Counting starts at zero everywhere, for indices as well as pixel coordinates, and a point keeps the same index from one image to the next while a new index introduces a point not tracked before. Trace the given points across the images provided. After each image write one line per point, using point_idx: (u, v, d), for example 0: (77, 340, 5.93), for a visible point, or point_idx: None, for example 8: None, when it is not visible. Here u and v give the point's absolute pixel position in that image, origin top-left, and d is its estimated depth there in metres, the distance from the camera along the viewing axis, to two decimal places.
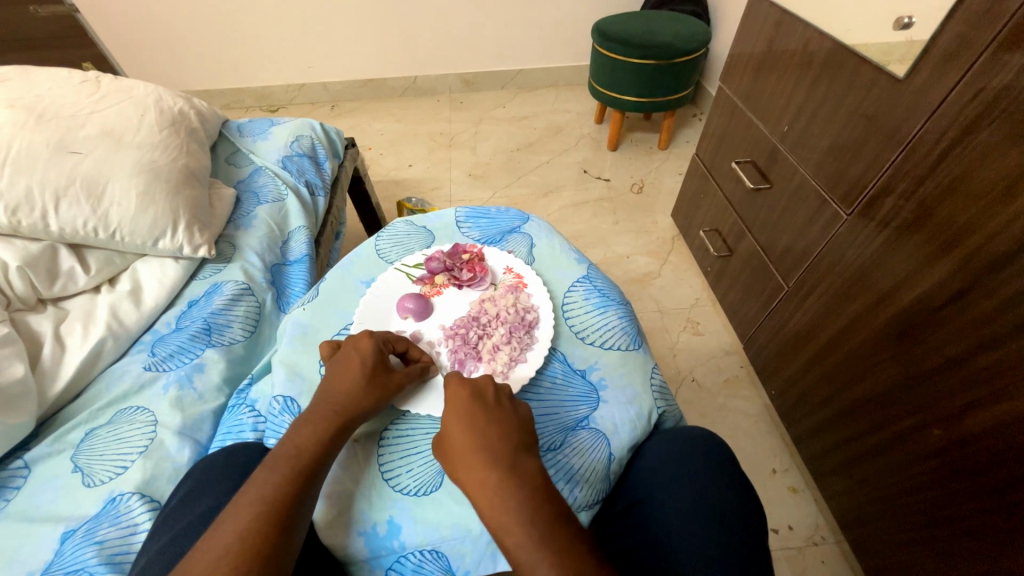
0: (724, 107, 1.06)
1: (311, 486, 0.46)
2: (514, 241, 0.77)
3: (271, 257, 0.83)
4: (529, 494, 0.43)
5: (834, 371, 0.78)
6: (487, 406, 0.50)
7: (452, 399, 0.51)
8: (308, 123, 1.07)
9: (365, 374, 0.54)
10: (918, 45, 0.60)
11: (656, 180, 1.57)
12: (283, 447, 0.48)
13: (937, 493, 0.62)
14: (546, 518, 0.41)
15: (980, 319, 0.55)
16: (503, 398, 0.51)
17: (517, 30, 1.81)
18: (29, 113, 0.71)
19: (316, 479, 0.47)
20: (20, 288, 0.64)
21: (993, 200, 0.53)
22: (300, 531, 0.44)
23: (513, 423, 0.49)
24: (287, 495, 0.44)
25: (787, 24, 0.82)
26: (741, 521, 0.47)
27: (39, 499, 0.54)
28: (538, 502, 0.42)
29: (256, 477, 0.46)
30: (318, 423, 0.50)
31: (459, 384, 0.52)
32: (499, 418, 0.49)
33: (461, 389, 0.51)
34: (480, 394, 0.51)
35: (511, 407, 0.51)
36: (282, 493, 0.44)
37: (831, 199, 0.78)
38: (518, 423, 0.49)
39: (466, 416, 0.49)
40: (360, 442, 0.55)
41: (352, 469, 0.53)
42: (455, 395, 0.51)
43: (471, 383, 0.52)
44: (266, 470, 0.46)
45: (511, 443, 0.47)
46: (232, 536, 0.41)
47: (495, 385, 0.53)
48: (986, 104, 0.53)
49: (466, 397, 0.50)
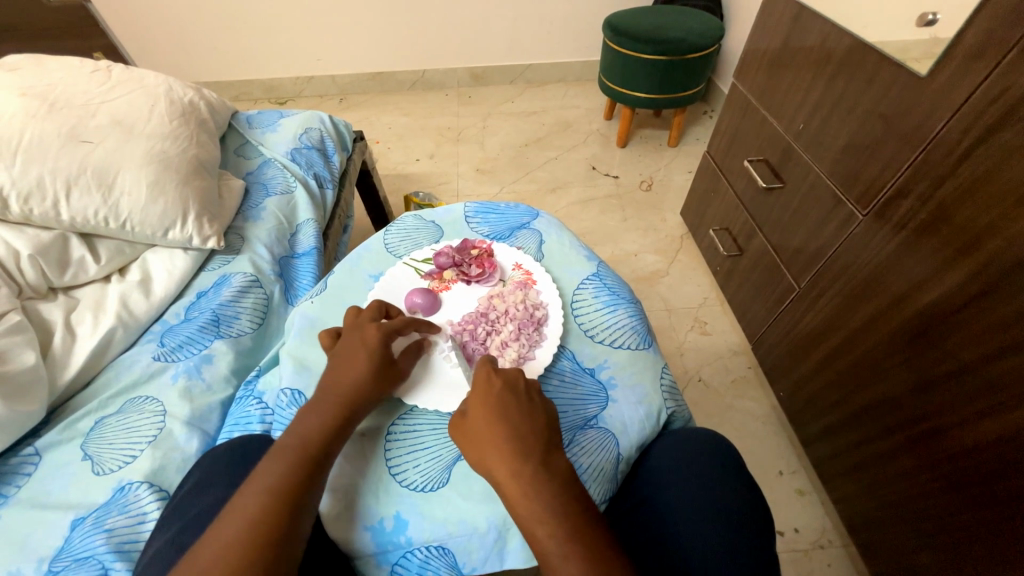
0: (737, 104, 1.05)
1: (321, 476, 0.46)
2: (524, 237, 0.77)
3: (279, 250, 0.83)
4: (545, 491, 0.43)
5: (845, 374, 0.77)
6: (518, 401, 0.49)
7: (482, 387, 0.50)
8: (317, 115, 1.07)
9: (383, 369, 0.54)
10: (942, 43, 0.59)
11: (666, 177, 1.56)
12: (291, 438, 0.48)
13: (950, 500, 0.61)
14: (561, 513, 0.42)
15: (997, 323, 0.54)
16: (533, 391, 0.50)
17: (528, 25, 1.79)
18: (42, 102, 0.71)
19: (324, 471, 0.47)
20: (31, 276, 0.64)
21: (1014, 203, 0.51)
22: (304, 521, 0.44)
23: (541, 417, 0.48)
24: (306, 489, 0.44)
25: (805, 20, 0.81)
26: (749, 523, 0.46)
27: (49, 486, 0.54)
28: (557, 499, 0.42)
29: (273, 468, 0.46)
30: (328, 416, 0.50)
31: (490, 372, 0.51)
32: (527, 410, 0.48)
33: (494, 378, 0.50)
34: (513, 386, 0.50)
35: (541, 401, 0.50)
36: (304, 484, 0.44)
37: (845, 198, 0.77)
38: (547, 417, 0.48)
39: (490, 404, 0.48)
40: (357, 438, 0.55)
41: (343, 463, 0.53)
42: (486, 384, 0.50)
43: (502, 372, 0.51)
44: (288, 460, 0.46)
45: (529, 439, 0.46)
46: (246, 528, 0.41)
47: (525, 376, 0.52)
48: (1010, 104, 0.52)
49: (499, 386, 0.50)
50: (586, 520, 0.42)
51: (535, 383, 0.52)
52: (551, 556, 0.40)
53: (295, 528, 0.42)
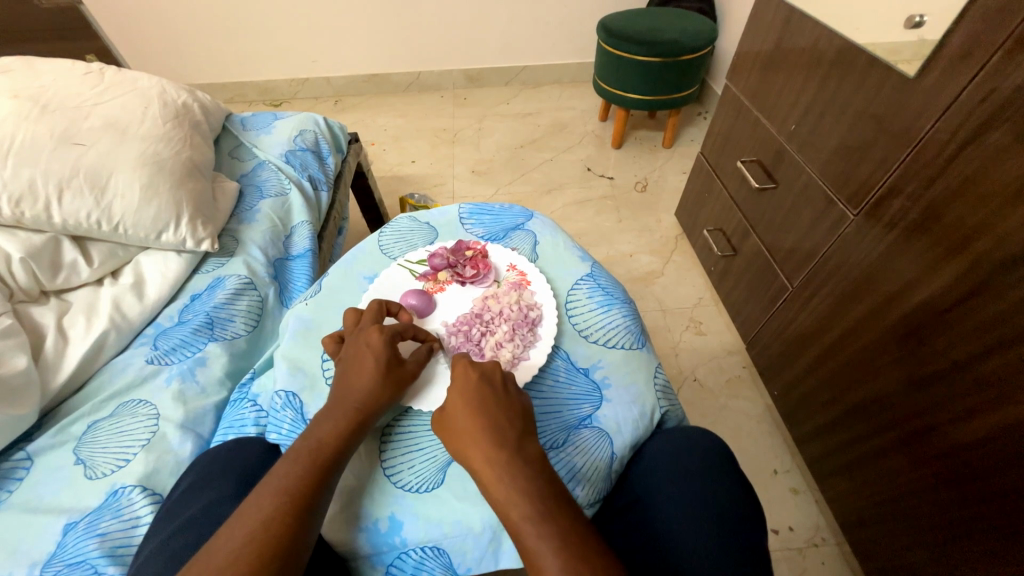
0: (730, 105, 1.06)
1: (329, 477, 0.47)
2: (519, 238, 0.77)
3: (274, 252, 0.83)
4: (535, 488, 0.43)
5: (838, 373, 0.78)
6: (496, 393, 0.49)
7: (459, 380, 0.50)
8: (311, 117, 1.07)
9: (379, 369, 0.53)
10: (930, 45, 0.60)
11: (660, 178, 1.56)
12: (302, 440, 0.48)
13: (941, 497, 0.62)
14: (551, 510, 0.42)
15: (987, 321, 0.54)
16: (509, 385, 0.51)
17: (522, 27, 1.80)
18: (34, 104, 0.70)
19: (333, 472, 0.47)
20: (24, 280, 0.64)
21: (1003, 203, 0.52)
22: (316, 523, 0.44)
23: (519, 411, 0.48)
24: (307, 489, 0.44)
25: (796, 21, 0.81)
26: (741, 520, 0.47)
27: (41, 490, 0.54)
28: (548, 496, 0.42)
29: (276, 469, 0.46)
30: (341, 418, 0.50)
31: (467, 366, 0.51)
32: (503, 402, 0.49)
33: (471, 371, 0.51)
34: (489, 378, 0.51)
35: (516, 395, 0.50)
36: (300, 484, 0.44)
37: (837, 199, 0.77)
38: (522, 411, 0.49)
39: (470, 402, 0.48)
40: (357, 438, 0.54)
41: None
42: (463, 377, 0.51)
43: (479, 366, 0.51)
44: (286, 461, 0.46)
45: (517, 435, 0.46)
46: (242, 528, 0.41)
47: (502, 371, 0.52)
48: (998, 104, 0.52)
49: (475, 379, 0.50)
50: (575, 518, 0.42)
51: (510, 377, 0.52)
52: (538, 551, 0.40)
53: (307, 530, 0.42)
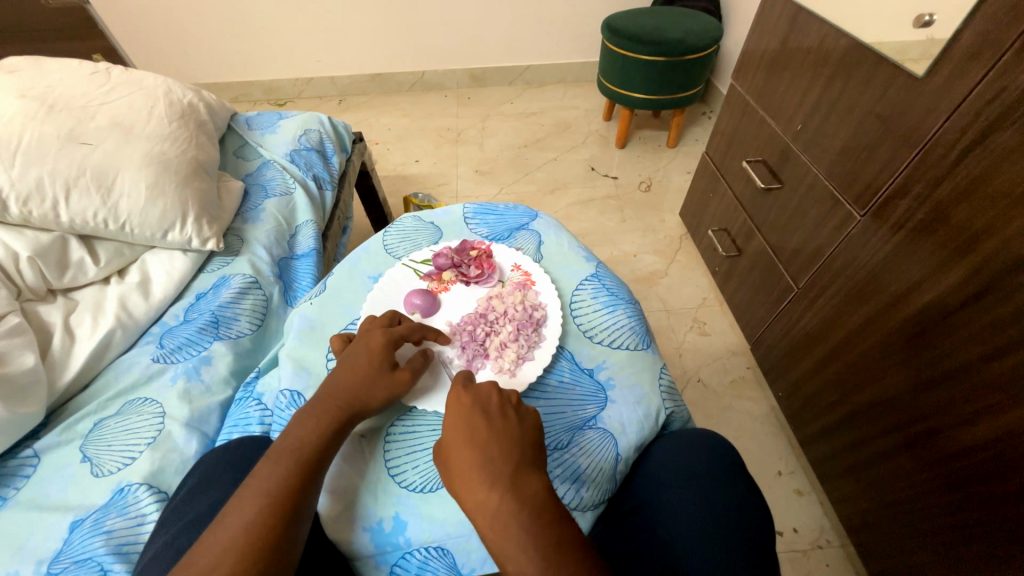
0: (735, 104, 1.05)
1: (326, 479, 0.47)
2: (523, 238, 0.77)
3: (278, 252, 0.83)
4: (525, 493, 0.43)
5: (844, 373, 0.77)
6: (491, 418, 0.50)
7: (453, 407, 0.51)
8: (316, 117, 1.07)
9: (354, 368, 0.54)
10: (938, 44, 0.59)
11: (665, 178, 1.56)
12: (282, 439, 0.48)
13: (947, 499, 0.61)
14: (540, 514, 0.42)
15: (994, 324, 0.54)
16: (507, 408, 0.51)
17: (527, 26, 1.80)
18: (41, 104, 0.71)
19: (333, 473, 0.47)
20: (30, 278, 0.64)
21: (1012, 203, 0.51)
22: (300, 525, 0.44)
23: (517, 435, 0.48)
24: (291, 488, 0.44)
25: (803, 21, 0.81)
26: (746, 523, 0.46)
27: (47, 488, 0.54)
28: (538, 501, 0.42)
29: (258, 470, 0.46)
30: (313, 415, 0.50)
31: (461, 390, 0.52)
32: (498, 428, 0.49)
33: (464, 397, 0.51)
34: (483, 403, 0.51)
35: (514, 417, 0.50)
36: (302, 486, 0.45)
37: (844, 199, 0.77)
38: (523, 435, 0.49)
39: (469, 428, 0.49)
40: (360, 438, 0.55)
41: (342, 464, 0.53)
42: (457, 403, 0.51)
43: (472, 391, 0.52)
44: (267, 463, 0.46)
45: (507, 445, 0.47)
46: (228, 528, 0.41)
47: (500, 391, 0.52)
48: (1008, 104, 0.52)
49: (468, 404, 0.51)
50: (565, 522, 0.42)
51: (507, 398, 0.52)
52: (524, 551, 0.41)
53: (292, 530, 0.43)
